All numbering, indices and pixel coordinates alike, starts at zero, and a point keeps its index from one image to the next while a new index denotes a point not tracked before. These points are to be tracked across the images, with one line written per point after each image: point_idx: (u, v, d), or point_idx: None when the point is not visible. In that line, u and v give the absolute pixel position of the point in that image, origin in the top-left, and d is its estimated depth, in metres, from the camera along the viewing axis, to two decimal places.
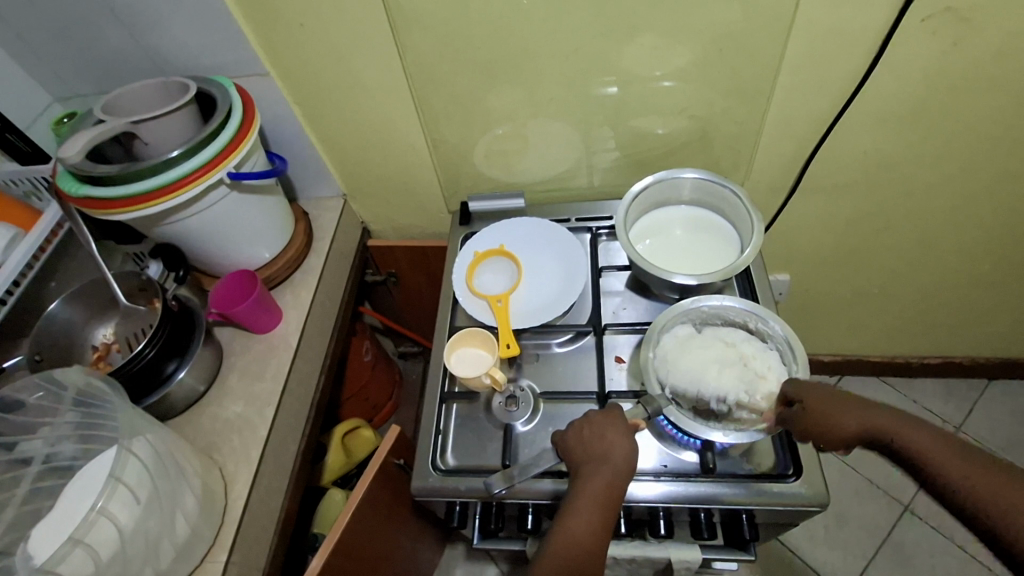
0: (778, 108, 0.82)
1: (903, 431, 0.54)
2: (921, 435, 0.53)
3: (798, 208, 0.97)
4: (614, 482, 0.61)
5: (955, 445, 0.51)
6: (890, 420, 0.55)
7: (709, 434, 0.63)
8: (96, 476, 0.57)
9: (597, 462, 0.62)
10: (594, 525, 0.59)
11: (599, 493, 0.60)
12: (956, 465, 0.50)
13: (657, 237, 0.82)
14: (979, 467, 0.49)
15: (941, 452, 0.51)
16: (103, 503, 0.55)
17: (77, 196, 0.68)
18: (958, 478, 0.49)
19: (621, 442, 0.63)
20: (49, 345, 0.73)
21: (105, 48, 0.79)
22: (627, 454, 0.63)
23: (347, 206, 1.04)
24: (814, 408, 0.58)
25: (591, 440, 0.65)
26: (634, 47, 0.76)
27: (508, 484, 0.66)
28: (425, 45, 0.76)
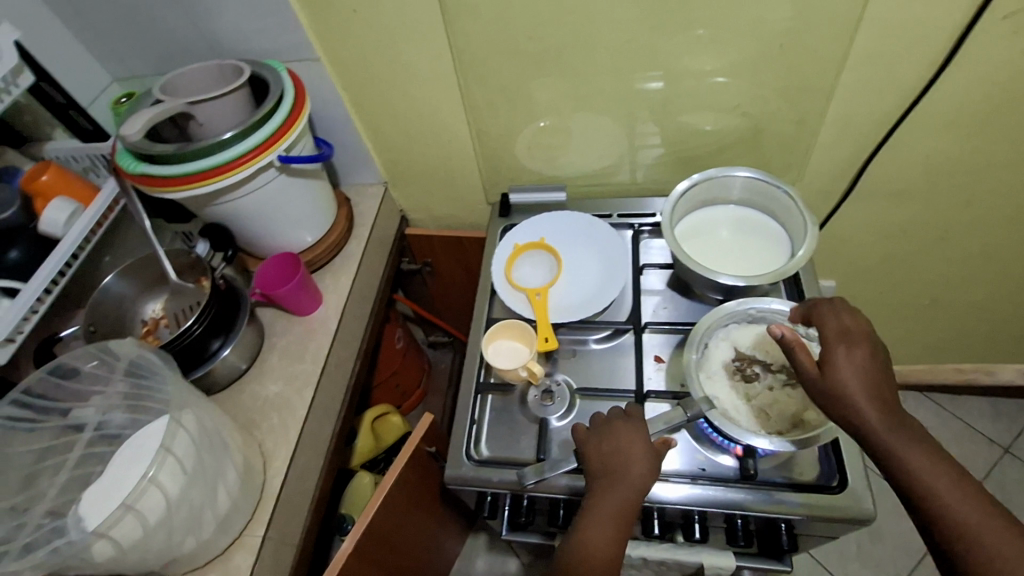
0: (836, 107, 0.79)
1: (918, 461, 0.50)
2: (934, 462, 0.50)
3: (852, 213, 0.94)
4: (633, 492, 0.60)
5: (964, 482, 0.49)
6: (906, 443, 0.51)
7: (751, 440, 0.60)
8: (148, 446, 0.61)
9: (618, 471, 0.61)
10: (608, 534, 0.58)
11: (617, 503, 0.59)
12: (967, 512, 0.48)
13: (702, 236, 0.80)
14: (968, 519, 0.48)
15: (945, 483, 0.49)
16: (154, 473, 0.56)
17: (135, 173, 0.70)
18: (962, 519, 0.48)
19: (640, 454, 0.62)
20: (103, 317, 0.75)
21: (164, 30, 0.81)
22: (649, 463, 0.61)
23: (388, 194, 1.04)
24: (845, 388, 0.53)
25: (612, 447, 0.63)
26: (687, 41, 0.74)
27: (540, 476, 0.65)
28: (476, 32, 0.75)
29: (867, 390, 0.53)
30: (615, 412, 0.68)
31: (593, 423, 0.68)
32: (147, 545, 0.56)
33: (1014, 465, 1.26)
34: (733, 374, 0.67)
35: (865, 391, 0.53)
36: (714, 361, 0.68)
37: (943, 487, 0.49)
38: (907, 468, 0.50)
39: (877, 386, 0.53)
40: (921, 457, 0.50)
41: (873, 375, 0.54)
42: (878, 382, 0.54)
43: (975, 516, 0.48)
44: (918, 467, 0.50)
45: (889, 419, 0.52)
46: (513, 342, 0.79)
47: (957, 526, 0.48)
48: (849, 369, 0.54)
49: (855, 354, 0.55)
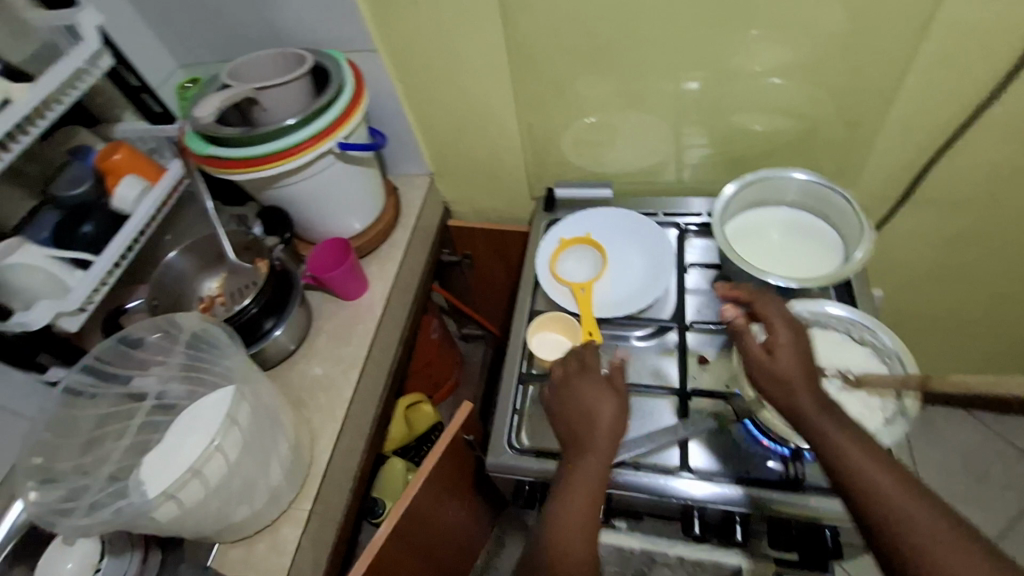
0: (895, 112, 0.78)
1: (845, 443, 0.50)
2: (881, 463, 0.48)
3: (906, 221, 0.91)
4: (602, 459, 0.60)
5: (915, 487, 0.46)
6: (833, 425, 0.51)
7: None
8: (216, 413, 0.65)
9: (589, 433, 0.62)
10: (587, 501, 0.58)
11: (596, 469, 0.59)
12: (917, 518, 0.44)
13: (752, 237, 0.79)
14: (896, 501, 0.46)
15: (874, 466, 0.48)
16: (220, 441, 0.59)
17: (202, 154, 0.72)
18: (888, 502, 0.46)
19: (606, 413, 0.63)
20: (165, 292, 0.79)
21: (231, 18, 0.84)
22: (615, 418, 0.62)
23: (433, 185, 1.06)
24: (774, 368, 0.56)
25: (578, 407, 0.64)
26: (742, 40, 0.74)
27: None
28: (532, 26, 0.76)
29: (795, 372, 0.55)
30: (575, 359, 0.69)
31: (553, 386, 0.69)
32: (206, 509, 0.59)
33: None
34: None
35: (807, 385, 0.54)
36: None
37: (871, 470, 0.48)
38: (842, 457, 0.49)
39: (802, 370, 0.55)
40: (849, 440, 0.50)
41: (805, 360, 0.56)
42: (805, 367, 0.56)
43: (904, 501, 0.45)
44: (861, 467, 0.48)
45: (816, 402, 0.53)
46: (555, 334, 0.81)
47: (884, 509, 0.46)
48: (780, 352, 0.57)
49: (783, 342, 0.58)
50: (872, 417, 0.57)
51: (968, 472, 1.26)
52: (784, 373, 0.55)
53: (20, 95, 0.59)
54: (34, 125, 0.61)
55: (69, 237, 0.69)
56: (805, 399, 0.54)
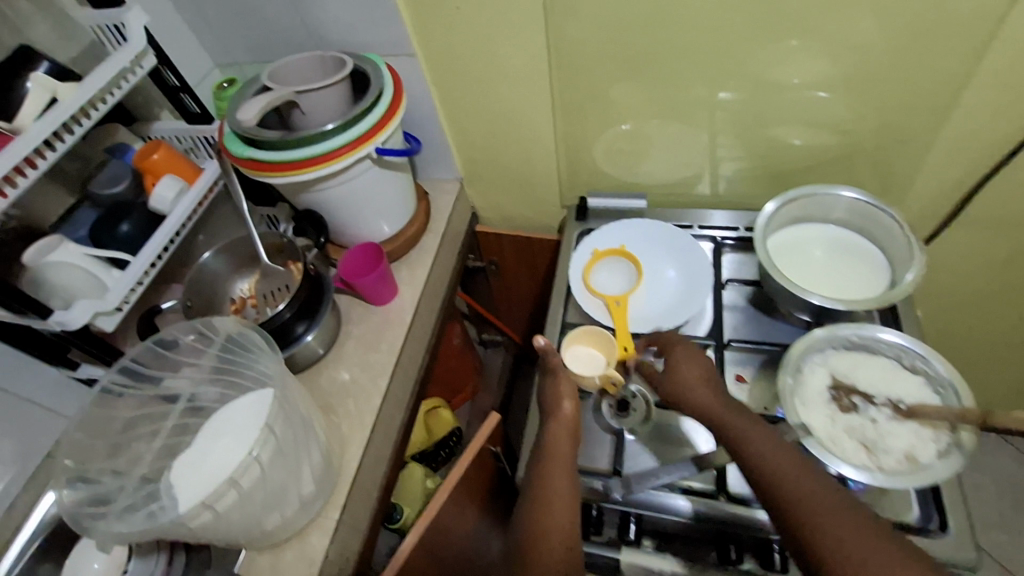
0: (946, 132, 0.75)
1: (736, 423, 0.57)
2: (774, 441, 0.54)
3: (950, 242, 0.89)
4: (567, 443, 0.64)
5: (798, 453, 0.53)
6: (729, 412, 0.58)
7: (838, 467, 0.55)
8: (251, 420, 0.64)
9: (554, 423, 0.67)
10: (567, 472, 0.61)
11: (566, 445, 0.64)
12: (807, 485, 0.49)
13: (794, 254, 0.77)
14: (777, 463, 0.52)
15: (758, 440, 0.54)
16: (258, 452, 0.58)
17: (241, 157, 0.72)
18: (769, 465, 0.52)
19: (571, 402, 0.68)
20: (198, 292, 0.79)
21: (270, 20, 0.84)
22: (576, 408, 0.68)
23: (462, 190, 1.05)
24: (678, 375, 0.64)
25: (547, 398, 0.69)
26: (789, 54, 0.72)
27: (626, 490, 0.66)
28: (575, 33, 0.75)
29: (698, 380, 0.63)
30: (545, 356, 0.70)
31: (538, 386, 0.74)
32: (240, 516, 0.59)
33: None
34: (829, 406, 0.61)
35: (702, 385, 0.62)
36: (809, 388, 0.62)
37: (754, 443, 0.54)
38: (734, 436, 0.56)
39: (703, 375, 0.63)
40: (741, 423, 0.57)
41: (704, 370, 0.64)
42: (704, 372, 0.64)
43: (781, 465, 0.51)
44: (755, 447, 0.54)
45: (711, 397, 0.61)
46: (590, 348, 0.79)
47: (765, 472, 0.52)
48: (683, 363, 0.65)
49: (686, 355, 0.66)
50: (925, 448, 0.56)
51: (1003, 501, 1.22)
52: (684, 377, 0.64)
53: (66, 94, 0.59)
54: (79, 124, 0.61)
55: (108, 236, 0.70)
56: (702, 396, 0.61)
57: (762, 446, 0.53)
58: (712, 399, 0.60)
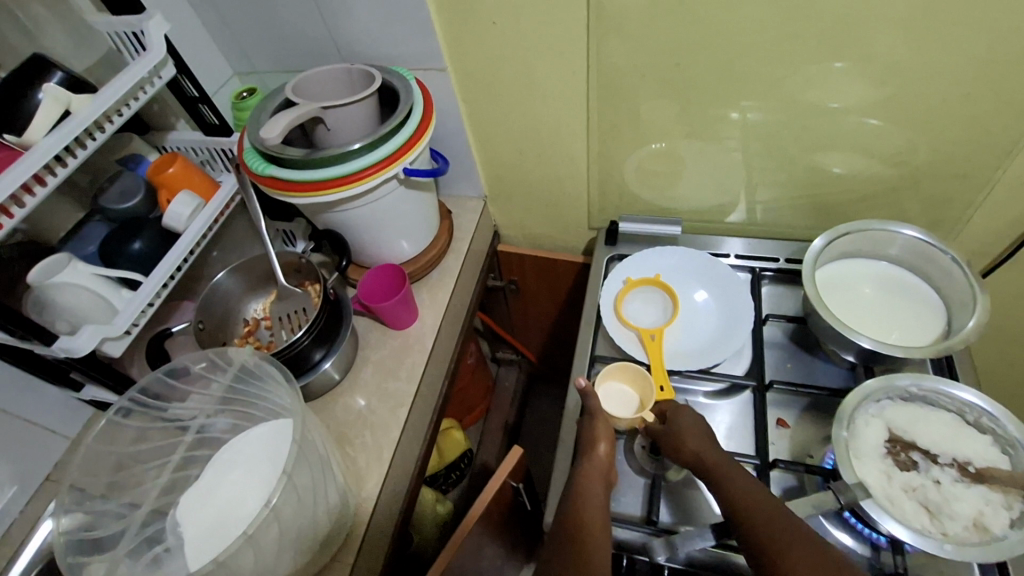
0: (1011, 168, 0.71)
1: (727, 476, 0.55)
2: (769, 502, 0.51)
3: (1003, 282, 0.84)
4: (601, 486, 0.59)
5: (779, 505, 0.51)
6: (722, 464, 0.57)
7: (892, 527, 0.51)
8: (267, 459, 0.60)
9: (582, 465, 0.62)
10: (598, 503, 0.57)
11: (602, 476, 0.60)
12: (791, 542, 0.47)
13: (843, 293, 0.72)
14: (767, 520, 0.49)
15: (745, 494, 0.53)
16: (275, 501, 0.54)
17: (261, 174, 0.68)
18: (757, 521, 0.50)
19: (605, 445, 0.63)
20: (210, 313, 0.75)
21: (296, 30, 0.80)
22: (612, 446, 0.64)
23: (486, 209, 1.01)
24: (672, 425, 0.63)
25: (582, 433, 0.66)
26: (845, 81, 0.68)
27: (671, 552, 0.57)
28: (618, 52, 0.71)
29: (691, 431, 0.62)
30: (586, 397, 0.67)
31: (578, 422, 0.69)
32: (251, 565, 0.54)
33: None
34: (887, 464, 0.57)
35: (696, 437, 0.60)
36: (865, 440, 0.58)
37: (742, 496, 0.52)
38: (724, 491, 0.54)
39: (697, 426, 0.62)
40: (730, 476, 0.55)
41: (698, 422, 0.63)
42: (697, 424, 0.62)
43: (767, 520, 0.49)
44: (749, 506, 0.51)
45: (703, 448, 0.59)
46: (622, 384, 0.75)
47: (752, 528, 0.50)
48: (680, 414, 0.64)
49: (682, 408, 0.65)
50: (996, 516, 0.51)
51: None
52: (679, 427, 0.62)
53: (81, 106, 0.55)
54: (92, 137, 0.58)
55: (118, 253, 0.66)
56: (692, 445, 0.60)
57: (747, 502, 0.52)
58: (706, 448, 0.59)
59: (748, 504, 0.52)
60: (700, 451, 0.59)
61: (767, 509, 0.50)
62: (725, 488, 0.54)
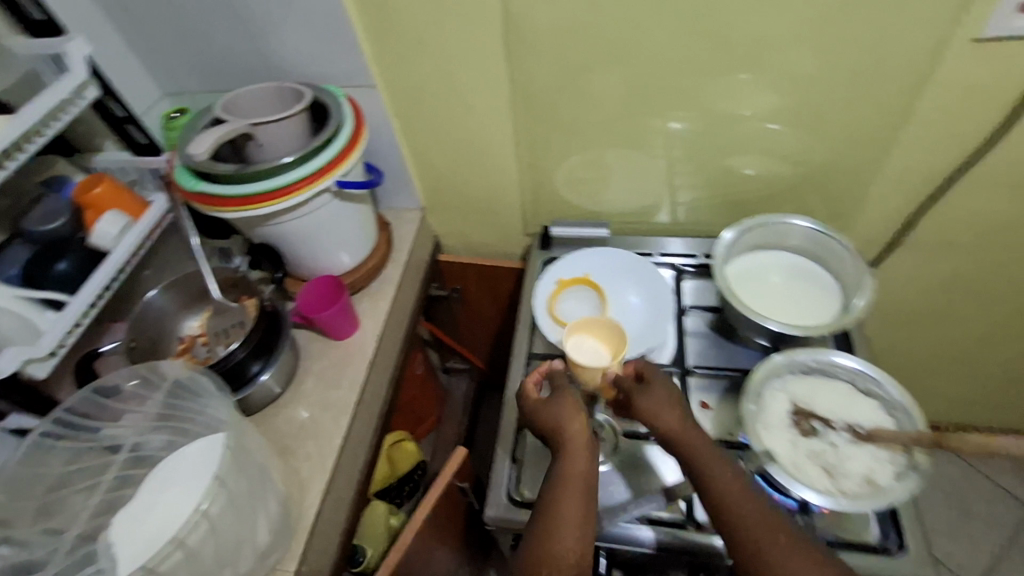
0: (889, 162, 0.80)
1: (705, 457, 0.57)
2: (743, 486, 0.55)
3: (896, 266, 0.93)
4: (584, 459, 0.58)
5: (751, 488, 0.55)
6: (698, 442, 0.59)
7: (801, 492, 0.55)
8: (200, 470, 0.60)
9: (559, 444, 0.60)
10: (581, 515, 0.55)
11: (584, 469, 0.58)
12: (765, 528, 0.52)
13: (753, 281, 0.79)
14: (744, 501, 0.54)
15: (723, 477, 0.56)
16: (207, 506, 0.56)
17: (193, 191, 0.69)
18: (733, 505, 0.54)
19: (576, 419, 0.61)
20: (143, 332, 0.75)
21: (224, 49, 0.82)
22: (586, 426, 0.61)
23: (425, 220, 1.04)
24: (648, 397, 0.62)
25: (551, 420, 0.62)
26: (741, 89, 0.75)
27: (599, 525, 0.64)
28: (536, 67, 0.77)
29: (667, 404, 0.61)
30: (551, 379, 0.67)
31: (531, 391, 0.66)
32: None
33: None
34: (792, 433, 0.62)
35: (676, 413, 0.61)
36: (771, 413, 0.63)
37: (720, 479, 0.56)
38: (702, 474, 0.57)
39: (671, 399, 0.62)
40: (709, 459, 0.57)
41: (672, 395, 0.63)
42: (670, 396, 0.62)
43: (742, 504, 0.54)
44: (727, 490, 0.55)
45: (678, 423, 0.60)
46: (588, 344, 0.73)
47: (728, 512, 0.54)
48: (655, 385, 0.63)
49: (656, 375, 0.64)
50: (883, 470, 0.57)
51: (949, 510, 1.27)
52: (655, 399, 0.62)
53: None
54: (14, 158, 0.57)
55: (43, 276, 0.65)
56: (670, 421, 0.60)
57: (726, 488, 0.55)
58: (681, 425, 0.60)
59: (724, 487, 0.55)
60: (676, 427, 0.60)
61: (741, 492, 0.55)
62: (701, 468, 0.57)
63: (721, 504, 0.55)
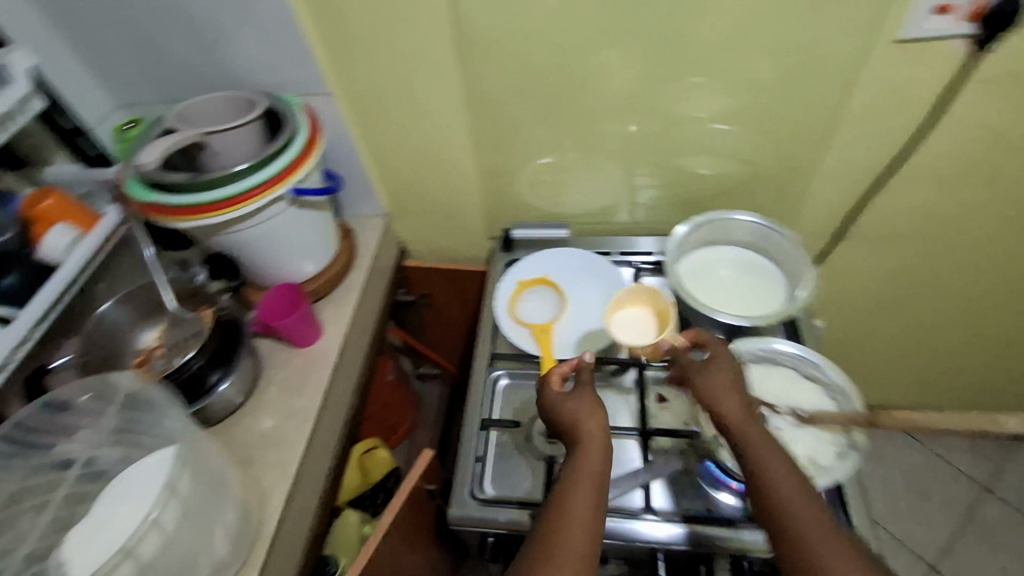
0: (830, 158, 0.83)
1: (761, 448, 0.54)
2: (799, 482, 0.52)
3: (845, 258, 0.97)
4: (597, 457, 0.58)
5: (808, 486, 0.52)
6: (756, 433, 0.56)
7: None
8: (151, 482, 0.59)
9: (575, 439, 0.61)
10: (590, 505, 0.54)
11: (598, 466, 0.58)
12: (817, 530, 0.48)
13: (705, 276, 0.81)
14: (798, 498, 0.50)
15: (777, 471, 0.53)
16: (157, 514, 0.55)
17: (144, 201, 0.69)
18: (786, 501, 0.51)
19: (594, 417, 0.62)
20: (97, 346, 0.75)
21: (177, 59, 0.81)
22: (602, 426, 0.61)
23: (389, 226, 1.05)
24: (711, 380, 0.61)
25: (569, 414, 0.63)
26: (687, 91, 0.78)
27: None
28: (488, 72, 0.78)
29: (729, 390, 0.59)
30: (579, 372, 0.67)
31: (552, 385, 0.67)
32: None
33: (996, 504, 1.29)
34: None
35: (738, 400, 0.58)
36: None
37: (774, 472, 0.53)
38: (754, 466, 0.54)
39: (734, 384, 0.60)
40: (768, 452, 0.54)
41: (737, 381, 0.61)
42: (734, 381, 0.60)
43: (793, 500, 0.50)
44: (776, 485, 0.52)
45: (737, 411, 0.58)
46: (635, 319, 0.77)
47: (778, 509, 0.51)
48: (718, 369, 0.61)
49: (721, 358, 0.62)
50: (825, 451, 0.60)
51: (908, 492, 1.32)
52: (715, 383, 0.60)
53: None
54: None
55: None
56: (730, 408, 0.58)
57: (777, 483, 0.52)
58: (741, 413, 0.57)
59: (775, 482, 0.52)
60: (734, 414, 0.57)
61: (795, 488, 0.51)
62: (754, 461, 0.54)
63: (771, 499, 0.51)
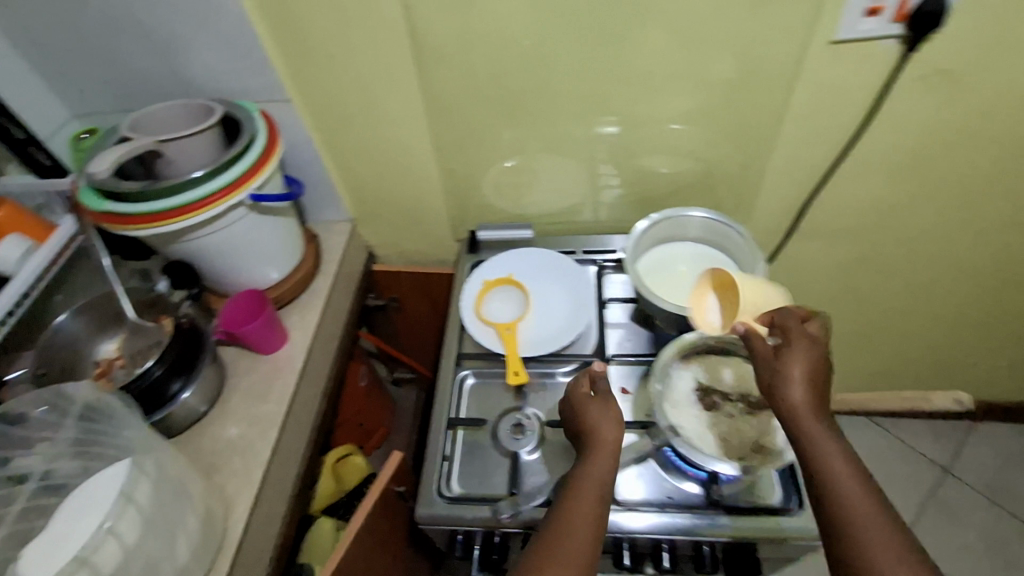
0: (780, 155, 0.86)
1: (827, 445, 0.53)
2: (861, 480, 0.52)
3: (799, 250, 1.01)
4: (607, 465, 0.60)
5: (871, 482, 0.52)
6: (822, 428, 0.54)
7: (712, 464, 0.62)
8: (103, 492, 0.57)
9: (591, 445, 0.62)
10: (593, 511, 0.57)
11: (605, 475, 0.60)
12: (876, 529, 0.50)
13: (663, 271, 0.84)
14: (861, 494, 0.51)
15: (842, 469, 0.52)
16: (111, 523, 0.55)
17: (98, 211, 0.69)
18: (849, 499, 0.51)
19: (610, 426, 0.63)
20: (52, 360, 0.74)
21: (133, 68, 0.81)
22: (619, 436, 0.63)
23: (355, 231, 1.05)
24: (785, 368, 0.55)
25: (588, 420, 0.64)
26: (640, 93, 0.80)
27: (515, 509, 0.67)
28: (446, 76, 0.79)
29: (807, 380, 0.55)
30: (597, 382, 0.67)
31: (572, 391, 0.68)
32: None
33: (955, 483, 1.35)
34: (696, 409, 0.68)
35: (811, 393, 0.54)
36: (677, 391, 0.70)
37: (838, 470, 0.52)
38: (818, 463, 0.53)
39: (810, 372, 0.55)
40: (834, 448, 0.53)
41: (818, 366, 0.55)
42: (812, 368, 0.55)
43: (855, 498, 0.51)
44: (838, 484, 0.52)
45: (808, 402, 0.54)
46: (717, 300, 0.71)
47: (841, 506, 0.51)
48: (794, 356, 0.55)
49: (798, 341, 0.56)
50: (773, 434, 0.66)
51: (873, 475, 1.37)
52: (791, 372, 0.55)
53: None
54: None
55: None
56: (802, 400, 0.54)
57: (841, 479, 0.52)
58: (812, 404, 0.54)
59: (838, 481, 0.52)
60: (801, 405, 0.54)
61: (856, 485, 0.52)
62: (816, 458, 0.53)
63: (832, 495, 0.52)
